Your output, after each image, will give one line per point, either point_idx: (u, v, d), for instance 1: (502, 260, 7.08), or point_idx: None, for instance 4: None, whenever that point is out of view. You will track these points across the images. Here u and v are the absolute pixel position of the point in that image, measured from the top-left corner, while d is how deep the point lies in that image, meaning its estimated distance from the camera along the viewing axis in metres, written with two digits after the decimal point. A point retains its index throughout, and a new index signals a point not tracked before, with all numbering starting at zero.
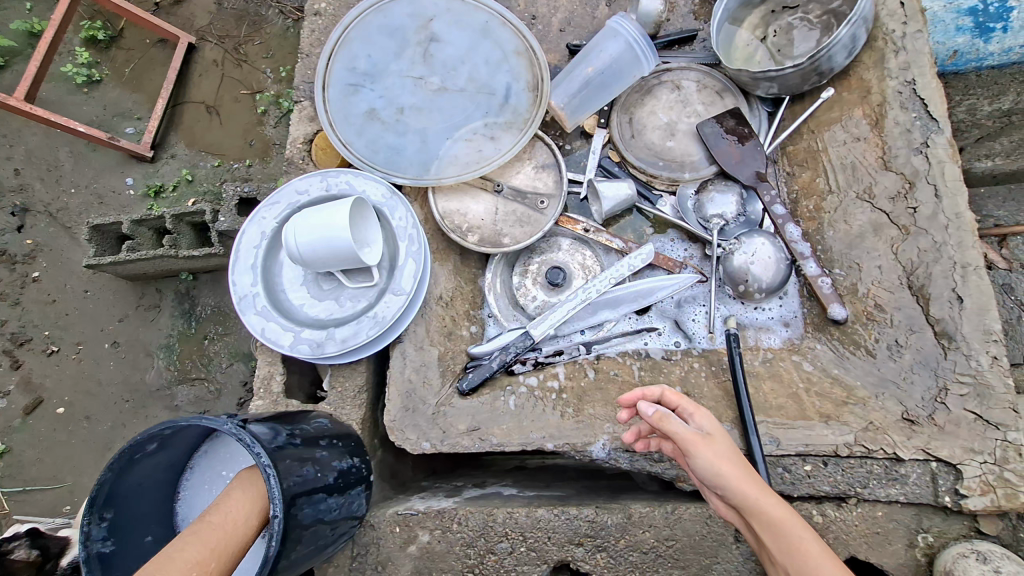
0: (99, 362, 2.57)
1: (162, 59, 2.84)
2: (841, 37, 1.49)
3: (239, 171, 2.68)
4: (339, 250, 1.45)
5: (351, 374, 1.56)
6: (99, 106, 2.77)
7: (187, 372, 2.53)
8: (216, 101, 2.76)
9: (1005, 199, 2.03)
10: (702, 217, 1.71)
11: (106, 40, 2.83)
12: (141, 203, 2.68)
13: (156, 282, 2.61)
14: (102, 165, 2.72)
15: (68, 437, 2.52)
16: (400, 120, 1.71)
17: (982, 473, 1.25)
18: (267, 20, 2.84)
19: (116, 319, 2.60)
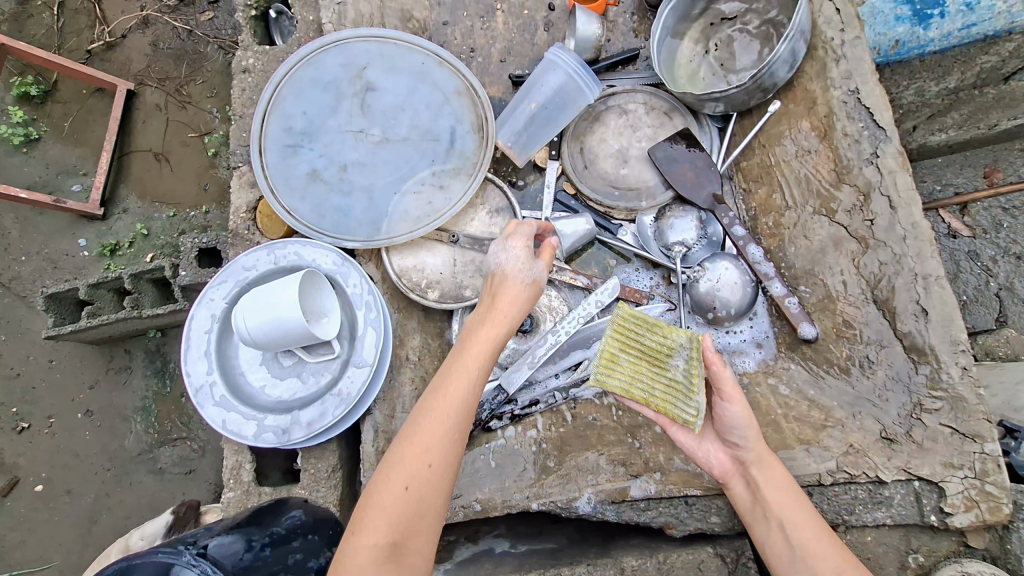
0: (74, 433, 2.47)
1: (102, 109, 2.70)
2: (781, 54, 1.46)
3: (196, 219, 2.59)
4: (292, 331, 1.38)
5: (323, 453, 1.49)
6: (41, 166, 2.65)
7: (166, 433, 2.44)
8: (164, 148, 2.65)
9: (962, 166, 2.04)
10: (664, 244, 1.67)
11: (40, 95, 2.69)
12: (97, 264, 2.58)
13: (124, 341, 2.50)
14: (52, 228, 2.60)
15: (50, 515, 2.43)
16: (344, 179, 1.64)
17: (964, 488, 1.23)
18: (206, 57, 2.72)
19: (87, 386, 2.50)
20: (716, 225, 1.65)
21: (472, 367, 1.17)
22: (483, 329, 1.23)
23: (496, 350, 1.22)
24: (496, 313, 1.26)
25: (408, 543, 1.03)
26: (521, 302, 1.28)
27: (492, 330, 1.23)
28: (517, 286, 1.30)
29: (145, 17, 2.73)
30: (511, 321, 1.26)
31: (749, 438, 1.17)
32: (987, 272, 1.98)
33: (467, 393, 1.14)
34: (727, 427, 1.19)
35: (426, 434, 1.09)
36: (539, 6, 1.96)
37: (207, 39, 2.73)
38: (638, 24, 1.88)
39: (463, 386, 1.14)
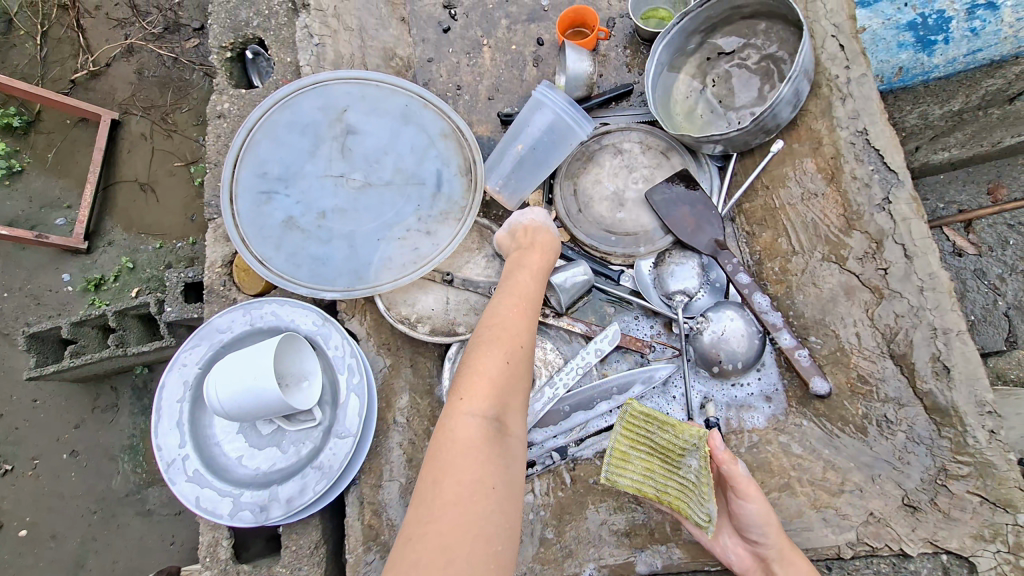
0: (59, 475, 2.36)
1: (86, 139, 2.62)
2: (784, 94, 1.38)
3: (183, 250, 2.50)
4: (269, 402, 1.29)
5: (305, 528, 1.39)
6: (24, 199, 2.56)
7: (155, 473, 2.34)
8: (150, 177, 2.56)
9: (965, 182, 2.02)
10: (664, 292, 1.57)
11: (23, 126, 2.61)
12: (81, 299, 2.47)
13: (110, 379, 2.40)
14: (35, 263, 2.51)
15: (35, 561, 2.31)
16: (322, 226, 1.53)
17: (997, 564, 1.14)
18: (192, 84, 2.64)
19: (72, 425, 2.39)
20: (718, 271, 1.58)
21: (522, 301, 1.32)
22: (519, 275, 1.39)
23: (539, 284, 1.39)
24: (530, 260, 1.43)
25: (508, 421, 1.10)
26: (551, 256, 1.47)
27: (526, 281, 1.38)
28: (538, 233, 1.50)
29: (129, 45, 2.66)
30: (546, 264, 1.44)
31: (770, 535, 1.14)
32: (994, 290, 1.95)
33: (522, 317, 1.28)
34: (745, 521, 1.16)
35: (494, 337, 1.21)
36: (528, 40, 1.89)
37: (192, 65, 2.66)
38: (631, 58, 1.81)
39: (520, 314, 1.28)
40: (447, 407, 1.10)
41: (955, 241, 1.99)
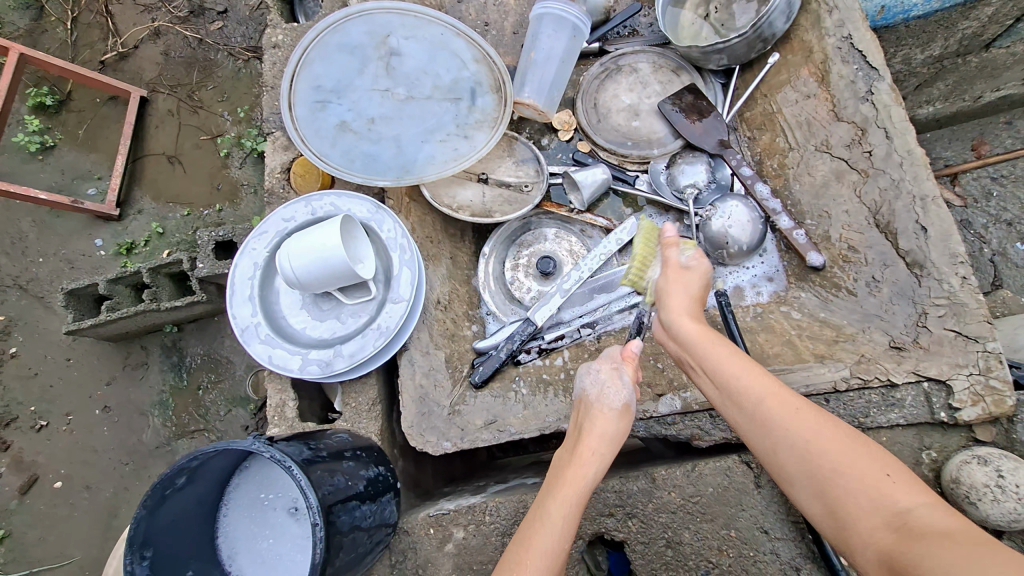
0: (91, 430, 2.50)
1: (116, 116, 2.82)
2: (778, 4, 1.60)
3: (210, 217, 2.66)
4: (336, 269, 1.47)
5: (363, 389, 1.59)
6: (56, 172, 2.73)
7: (185, 425, 2.48)
8: (176, 150, 2.75)
9: (950, 140, 2.23)
10: (676, 188, 1.80)
11: (55, 105, 2.80)
12: (113, 262, 2.64)
13: (139, 338, 2.56)
14: (69, 229, 2.68)
15: (70, 510, 2.45)
16: (372, 130, 1.73)
17: (970, 384, 1.32)
18: (217, 63, 2.83)
19: (104, 383, 2.54)
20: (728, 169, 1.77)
21: (576, 485, 1.18)
22: (572, 469, 1.20)
23: (595, 465, 1.21)
24: (586, 446, 1.23)
25: None
26: (615, 429, 1.27)
27: (583, 467, 1.20)
28: (608, 413, 1.28)
29: (156, 28, 2.86)
30: (609, 438, 1.25)
31: (701, 337, 1.17)
32: (980, 239, 2.12)
33: (568, 507, 1.16)
34: (702, 355, 1.15)
35: (548, 548, 1.12)
36: None
37: (218, 45, 2.84)
38: None
39: (571, 507, 1.15)
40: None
41: (943, 191, 2.19)
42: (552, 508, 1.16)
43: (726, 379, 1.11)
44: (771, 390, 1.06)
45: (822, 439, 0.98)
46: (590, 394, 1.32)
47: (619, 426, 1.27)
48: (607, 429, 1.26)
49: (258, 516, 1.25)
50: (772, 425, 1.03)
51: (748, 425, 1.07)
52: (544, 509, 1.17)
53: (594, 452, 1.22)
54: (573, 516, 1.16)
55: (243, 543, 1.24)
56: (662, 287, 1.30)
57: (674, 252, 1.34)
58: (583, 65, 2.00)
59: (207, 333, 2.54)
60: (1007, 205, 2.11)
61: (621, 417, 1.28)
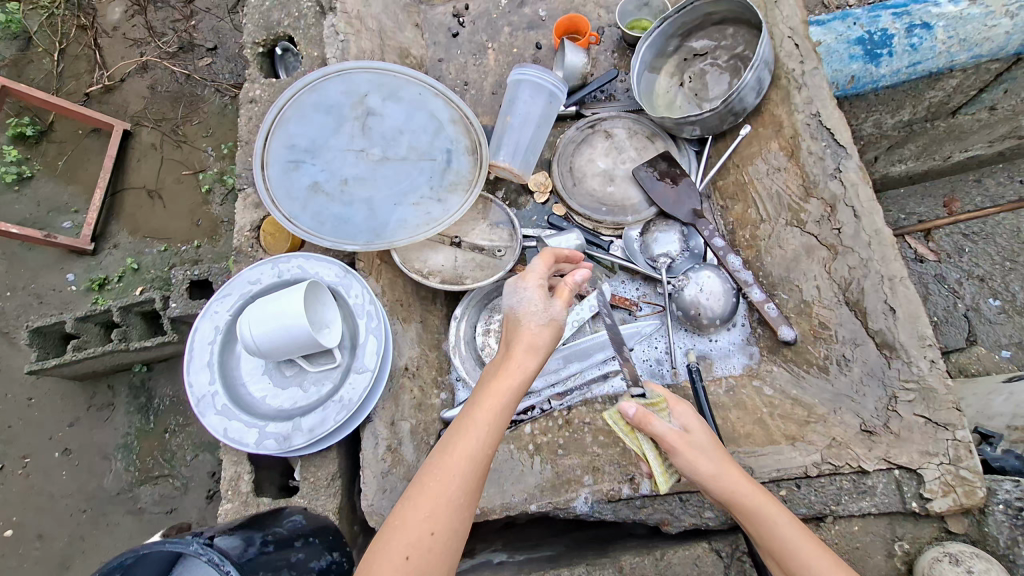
0: (50, 474, 2.38)
1: (97, 148, 2.77)
2: (749, 81, 1.62)
3: (187, 253, 2.61)
4: (297, 338, 1.42)
5: (323, 463, 1.52)
6: (32, 204, 2.68)
7: (148, 471, 2.37)
8: (157, 185, 2.71)
9: (922, 195, 2.33)
10: (649, 257, 1.79)
11: (35, 135, 2.75)
12: (84, 298, 2.57)
13: (107, 377, 2.46)
14: (40, 263, 2.61)
15: (19, 562, 2.31)
16: (344, 192, 1.72)
17: (940, 474, 1.30)
18: (204, 99, 2.82)
19: (66, 424, 2.43)
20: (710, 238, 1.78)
21: (473, 459, 1.04)
22: (509, 373, 1.13)
23: (492, 432, 1.08)
24: (482, 414, 1.08)
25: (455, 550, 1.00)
26: (548, 337, 1.19)
27: (516, 378, 1.13)
28: (541, 331, 1.19)
29: (144, 62, 2.85)
30: (539, 347, 1.17)
31: (721, 464, 1.16)
32: (955, 294, 2.15)
33: (457, 481, 1.01)
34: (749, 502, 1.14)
35: (470, 451, 1.04)
36: (527, 44, 2.14)
37: (205, 81, 2.83)
38: (619, 61, 2.09)
39: (497, 416, 1.08)
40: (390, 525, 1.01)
41: (916, 247, 2.23)
42: (474, 418, 1.08)
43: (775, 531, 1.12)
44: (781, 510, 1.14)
45: (818, 559, 1.08)
46: (519, 307, 1.22)
47: (539, 317, 1.20)
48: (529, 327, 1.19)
49: None
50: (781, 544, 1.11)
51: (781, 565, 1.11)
52: (465, 425, 1.07)
53: (528, 363, 1.15)
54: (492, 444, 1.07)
55: None
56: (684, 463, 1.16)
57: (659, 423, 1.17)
58: (560, 127, 2.02)
59: (177, 373, 2.45)
60: (979, 262, 2.15)
61: (549, 332, 1.20)
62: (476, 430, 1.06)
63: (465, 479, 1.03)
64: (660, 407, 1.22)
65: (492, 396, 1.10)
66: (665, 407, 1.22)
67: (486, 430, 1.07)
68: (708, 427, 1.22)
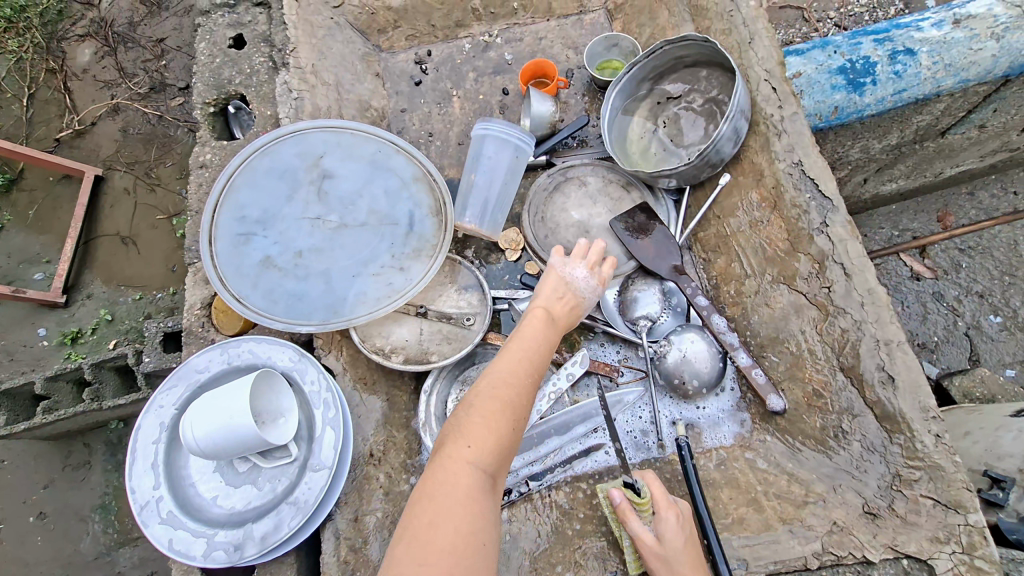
0: (23, 541, 2.23)
1: (69, 196, 2.65)
2: (724, 132, 1.52)
3: (163, 301, 2.50)
4: (244, 438, 1.30)
5: (280, 568, 1.40)
6: (3, 255, 2.57)
7: (129, 532, 2.25)
8: (131, 231, 2.59)
9: (915, 212, 2.27)
10: (629, 318, 1.66)
11: (5, 184, 2.63)
12: (56, 353, 2.43)
13: (82, 435, 2.32)
14: (11, 317, 2.48)
15: None
16: (299, 265, 1.60)
17: (954, 565, 1.16)
18: (177, 140, 2.72)
19: (40, 486, 2.29)
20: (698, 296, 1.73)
21: (519, 394, 1.05)
22: (544, 328, 1.19)
23: (534, 375, 1.10)
24: (519, 358, 1.11)
25: (498, 480, 0.97)
26: (576, 297, 1.33)
27: (549, 335, 1.19)
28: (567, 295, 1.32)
29: (115, 104, 2.75)
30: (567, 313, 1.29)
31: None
32: (954, 311, 2.12)
33: (506, 426, 0.99)
34: None
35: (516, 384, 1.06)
36: (494, 91, 2.06)
37: (177, 121, 2.74)
38: (591, 104, 2.01)
39: (538, 361, 1.12)
40: (433, 469, 0.94)
41: (912, 266, 2.19)
42: (521, 358, 1.11)
43: None
44: None
45: None
46: (563, 270, 1.36)
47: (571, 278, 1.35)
48: (562, 286, 1.33)
49: None
50: None
51: None
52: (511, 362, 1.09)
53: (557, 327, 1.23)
54: (534, 382, 1.09)
55: None
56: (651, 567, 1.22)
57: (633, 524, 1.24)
58: (532, 176, 1.92)
59: None
60: (977, 277, 2.13)
61: (574, 297, 1.32)
62: (520, 366, 1.09)
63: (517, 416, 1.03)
64: (646, 507, 1.25)
65: (533, 343, 1.15)
66: (651, 509, 1.25)
67: (530, 368, 1.10)
68: (689, 543, 1.22)
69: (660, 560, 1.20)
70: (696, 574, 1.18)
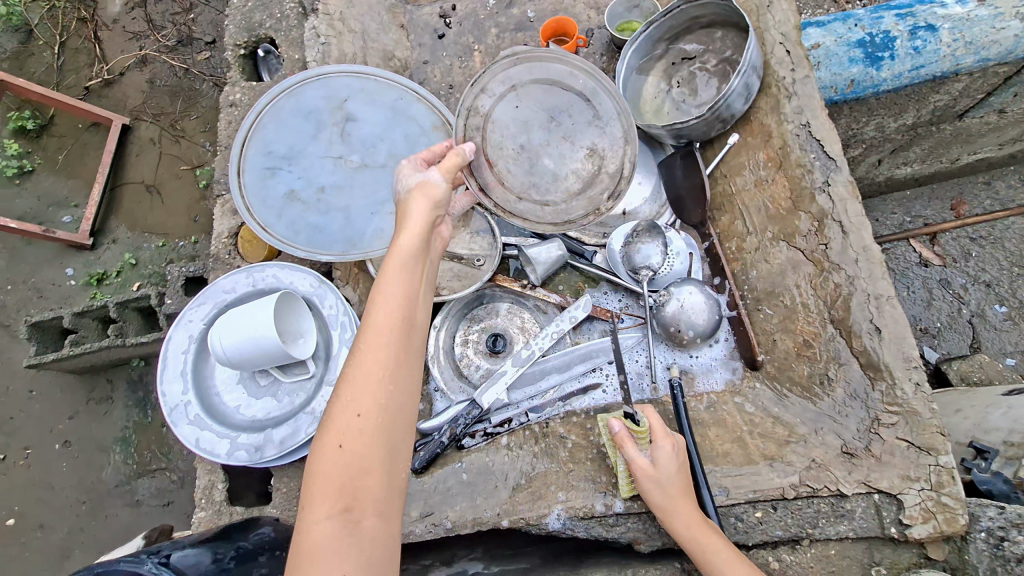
0: (49, 466, 2.40)
1: (96, 143, 2.76)
2: (736, 87, 1.57)
3: (185, 249, 2.60)
4: (268, 350, 1.41)
5: (296, 473, 1.53)
6: (32, 198, 2.69)
7: (145, 464, 2.38)
8: (156, 180, 2.69)
9: (930, 198, 2.31)
10: (631, 268, 1.72)
11: (36, 129, 2.76)
12: (82, 293, 2.57)
13: (106, 371, 2.46)
14: (39, 258, 2.62)
15: (19, 551, 2.34)
16: (321, 200, 1.70)
17: (921, 500, 1.26)
18: (201, 93, 2.80)
19: (66, 417, 2.44)
20: (705, 244, 1.81)
21: (360, 411, 0.95)
22: (381, 308, 1.02)
23: (373, 381, 0.97)
24: (356, 367, 0.97)
25: (365, 510, 0.91)
26: (421, 233, 1.12)
27: (389, 309, 1.02)
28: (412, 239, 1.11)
29: (143, 56, 2.83)
30: (410, 264, 1.07)
31: (671, 498, 1.28)
32: (959, 299, 2.16)
33: (345, 454, 0.93)
34: (689, 528, 1.24)
35: (355, 403, 0.95)
36: (515, 47, 2.11)
37: (202, 75, 2.82)
38: (608, 64, 2.05)
39: (377, 356, 0.98)
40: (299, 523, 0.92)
41: (921, 252, 2.24)
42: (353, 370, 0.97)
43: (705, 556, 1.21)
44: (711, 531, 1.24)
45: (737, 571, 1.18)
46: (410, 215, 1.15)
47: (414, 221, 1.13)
48: (410, 238, 1.11)
49: None
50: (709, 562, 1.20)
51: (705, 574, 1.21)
52: (347, 376, 0.97)
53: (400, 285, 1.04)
54: (377, 387, 0.97)
55: None
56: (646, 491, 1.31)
57: (631, 451, 1.33)
58: None
59: None
60: (986, 267, 2.17)
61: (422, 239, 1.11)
62: (356, 377, 0.97)
63: (358, 435, 0.94)
64: (643, 435, 1.34)
65: (369, 334, 1.00)
66: (648, 437, 1.34)
67: (367, 374, 0.96)
68: (680, 467, 1.32)
69: (655, 484, 1.29)
70: (686, 495, 1.29)
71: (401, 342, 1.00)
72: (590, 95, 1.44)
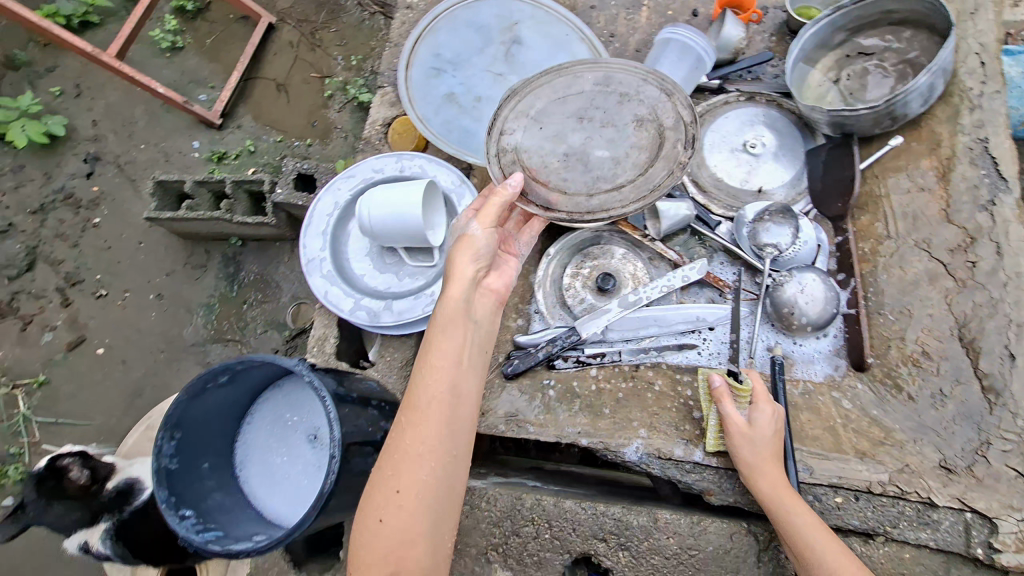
0: (141, 311, 2.59)
1: (242, 35, 2.97)
2: (920, 85, 1.53)
3: (299, 149, 2.71)
4: (409, 227, 1.51)
5: (401, 347, 1.64)
6: (177, 72, 2.90)
7: (222, 332, 2.51)
8: (286, 80, 2.86)
9: None
10: (756, 244, 1.69)
11: (194, 11, 3.01)
12: (202, 166, 2.75)
13: (206, 243, 2.63)
14: (172, 127, 2.85)
15: (103, 377, 2.53)
16: (476, 107, 1.77)
17: (1018, 530, 1.28)
18: (346, 10, 2.94)
19: (163, 273, 2.63)
20: (839, 238, 1.70)
21: (410, 464, 1.04)
22: (430, 370, 1.12)
23: (425, 439, 1.06)
24: (408, 427, 1.07)
25: (413, 561, 0.99)
26: (470, 291, 1.23)
27: (437, 370, 1.12)
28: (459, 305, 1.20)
29: None
30: (459, 325, 1.18)
31: (761, 458, 1.30)
32: None
33: (400, 509, 1.01)
34: (773, 490, 1.27)
35: (407, 455, 1.05)
36: (684, 10, 2.10)
37: None
38: (775, 45, 2.01)
39: (429, 417, 1.07)
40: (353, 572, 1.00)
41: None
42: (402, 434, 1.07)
43: (784, 517, 1.24)
44: (794, 497, 1.26)
45: (817, 533, 1.21)
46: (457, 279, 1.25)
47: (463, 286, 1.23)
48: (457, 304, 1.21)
49: (275, 436, 1.35)
50: (789, 522, 1.23)
51: (782, 530, 1.24)
52: (396, 439, 1.07)
53: (449, 346, 1.14)
54: (428, 442, 1.06)
55: (258, 451, 1.34)
56: (732, 449, 1.34)
57: (727, 407, 1.36)
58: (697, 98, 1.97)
59: (266, 255, 2.56)
60: None
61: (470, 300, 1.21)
62: (405, 438, 1.06)
63: (407, 486, 1.03)
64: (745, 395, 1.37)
65: (416, 395, 1.10)
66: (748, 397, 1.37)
67: (419, 436, 1.06)
68: (776, 433, 1.33)
69: (744, 444, 1.32)
70: (774, 461, 1.30)
71: (445, 399, 1.10)
72: (603, 82, 1.54)
